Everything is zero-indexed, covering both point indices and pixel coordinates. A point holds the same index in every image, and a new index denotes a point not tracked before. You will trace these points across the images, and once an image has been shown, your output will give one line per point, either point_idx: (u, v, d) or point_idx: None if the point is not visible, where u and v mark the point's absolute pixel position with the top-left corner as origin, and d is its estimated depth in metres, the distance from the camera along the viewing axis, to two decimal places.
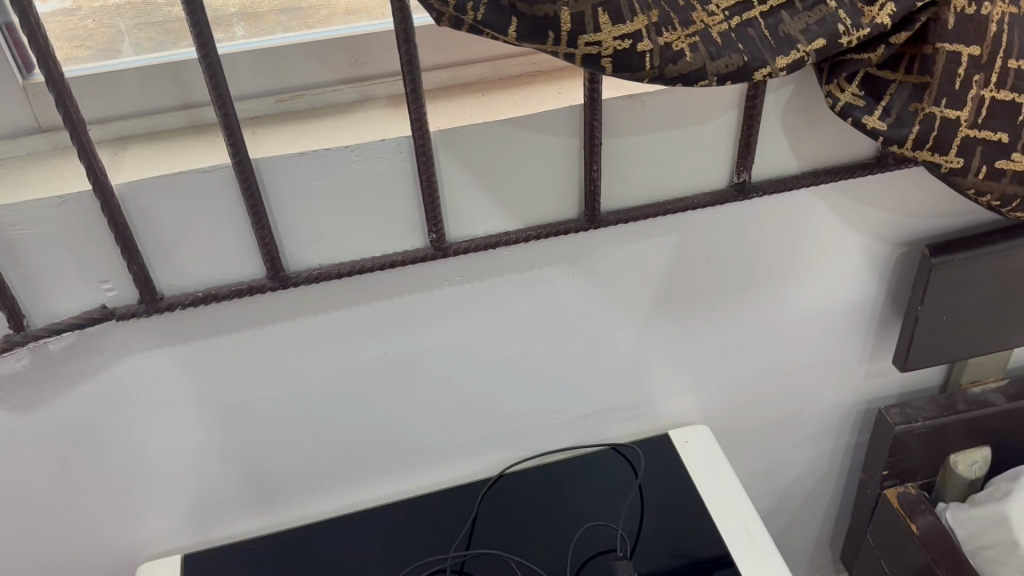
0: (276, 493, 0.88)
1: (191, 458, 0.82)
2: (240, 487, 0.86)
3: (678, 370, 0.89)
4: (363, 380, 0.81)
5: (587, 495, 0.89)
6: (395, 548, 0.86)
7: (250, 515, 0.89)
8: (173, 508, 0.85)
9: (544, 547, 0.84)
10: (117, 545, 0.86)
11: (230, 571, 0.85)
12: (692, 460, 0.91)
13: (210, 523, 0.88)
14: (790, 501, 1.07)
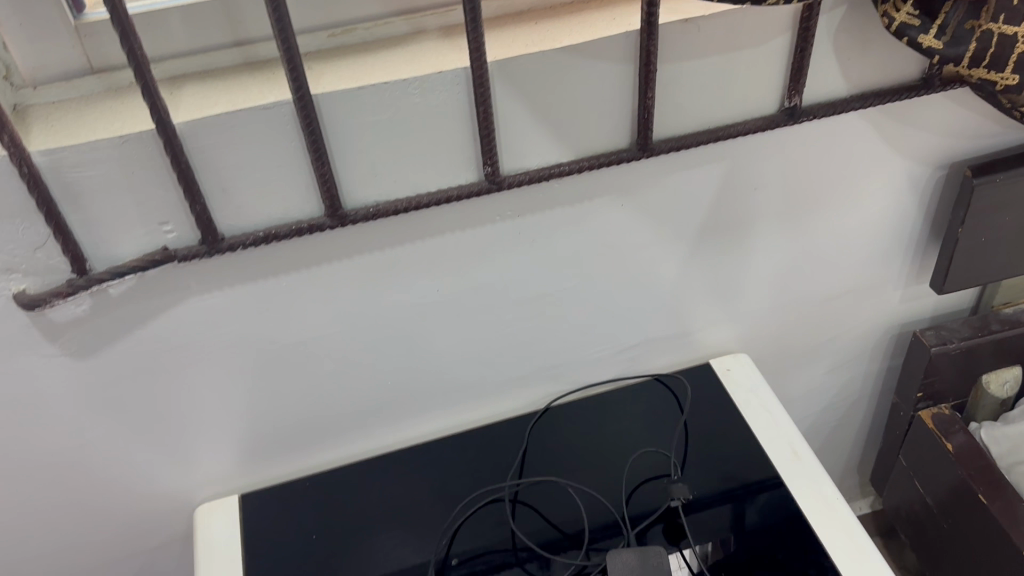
0: (329, 433, 0.89)
1: (247, 400, 0.83)
2: (294, 426, 0.87)
3: (721, 300, 0.91)
4: (415, 318, 0.82)
5: (635, 426, 0.92)
6: (451, 481, 0.89)
7: (303, 454, 0.90)
8: (229, 450, 0.86)
9: (598, 474, 0.88)
10: (175, 488, 0.87)
11: (291, 507, 0.88)
12: (736, 388, 0.93)
13: (265, 464, 0.89)
14: (823, 426, 1.10)
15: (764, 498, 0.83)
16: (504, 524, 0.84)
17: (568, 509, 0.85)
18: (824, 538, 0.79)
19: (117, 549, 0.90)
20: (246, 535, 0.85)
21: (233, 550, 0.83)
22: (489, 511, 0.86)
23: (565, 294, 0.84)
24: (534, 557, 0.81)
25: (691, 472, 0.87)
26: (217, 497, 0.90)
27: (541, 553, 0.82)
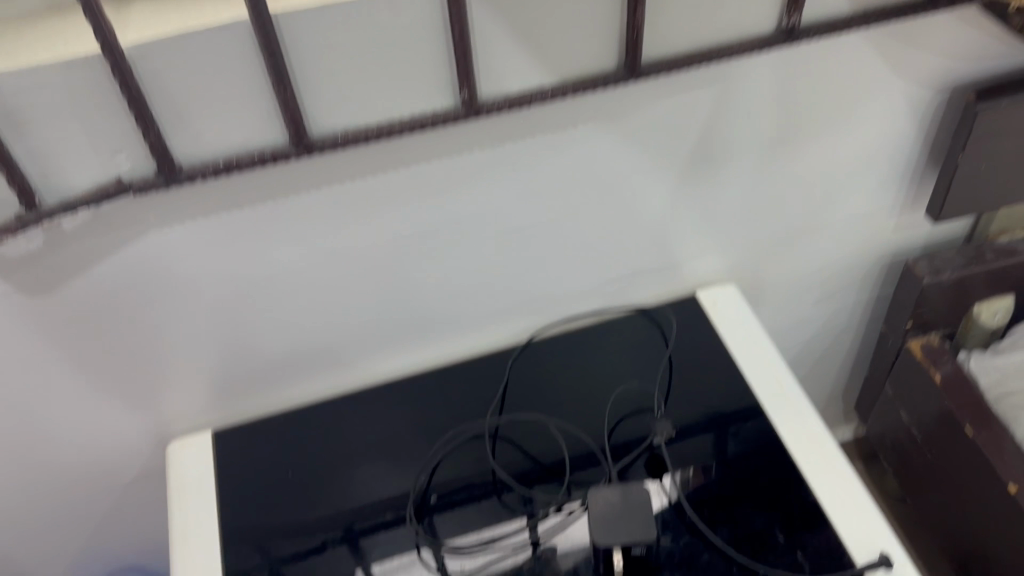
0: (304, 368, 0.87)
1: (218, 336, 0.80)
2: (268, 362, 0.84)
3: (709, 231, 0.87)
4: (391, 252, 0.78)
5: (618, 359, 0.90)
6: (431, 417, 0.87)
7: (278, 389, 0.88)
8: (201, 386, 0.84)
9: (580, 409, 0.86)
10: (147, 425, 0.85)
11: (267, 445, 0.86)
12: (722, 319, 0.91)
13: (239, 399, 0.87)
14: (809, 354, 1.09)
15: (748, 431, 0.82)
16: (485, 459, 0.83)
17: (550, 443, 0.84)
18: (803, 467, 0.78)
19: (91, 486, 0.88)
20: (224, 471, 0.84)
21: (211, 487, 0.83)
22: (468, 446, 0.84)
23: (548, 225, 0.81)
24: (514, 492, 0.80)
25: (676, 405, 0.86)
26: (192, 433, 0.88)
27: (522, 486, 0.81)
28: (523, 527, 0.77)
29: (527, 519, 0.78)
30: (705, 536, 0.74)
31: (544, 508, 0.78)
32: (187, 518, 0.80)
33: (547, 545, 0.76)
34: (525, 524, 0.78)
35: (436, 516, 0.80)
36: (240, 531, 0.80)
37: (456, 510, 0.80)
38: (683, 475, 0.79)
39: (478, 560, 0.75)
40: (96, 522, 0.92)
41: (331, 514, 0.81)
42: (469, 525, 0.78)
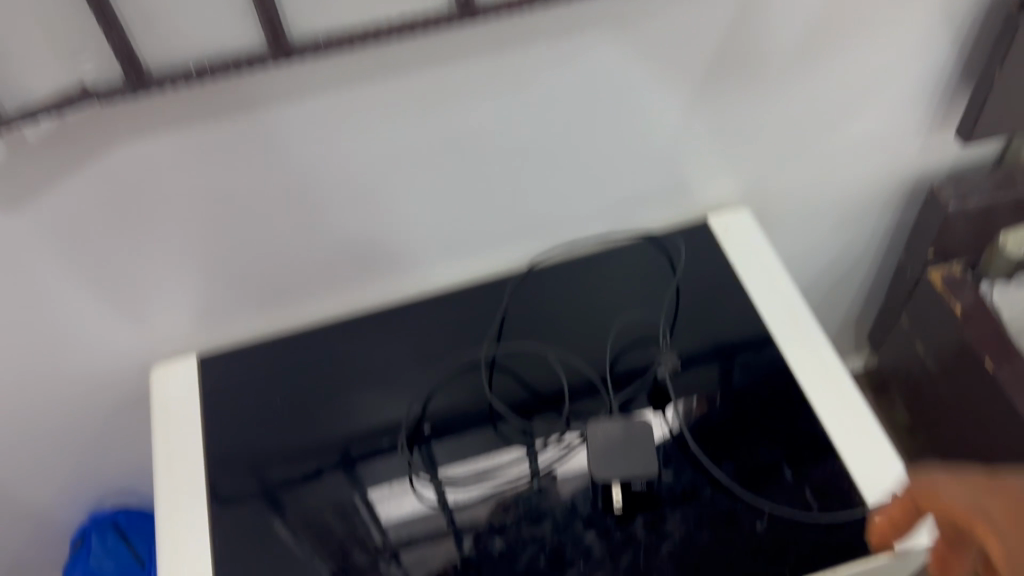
0: (293, 291, 0.83)
1: (200, 257, 0.76)
2: (254, 285, 0.80)
3: (723, 151, 0.82)
4: (382, 171, 0.73)
5: (623, 287, 0.85)
6: (427, 344, 0.84)
7: (266, 313, 0.84)
8: (185, 309, 0.80)
9: (581, 338, 0.82)
10: (130, 349, 0.82)
11: (255, 374, 0.83)
12: (732, 245, 0.86)
13: (225, 323, 0.83)
14: (822, 284, 1.04)
15: (757, 363, 0.78)
16: (482, 389, 0.80)
17: (548, 373, 0.80)
18: (811, 396, 0.75)
19: (75, 411, 0.85)
20: (210, 397, 0.81)
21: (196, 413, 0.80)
22: (464, 376, 0.81)
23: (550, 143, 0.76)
24: (513, 421, 0.77)
25: (682, 335, 0.82)
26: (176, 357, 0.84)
27: (521, 416, 0.77)
28: (524, 455, 0.74)
29: (528, 448, 0.75)
30: (708, 471, 0.71)
31: (545, 438, 0.75)
32: (171, 444, 0.78)
33: (551, 473, 0.73)
34: (525, 453, 0.75)
35: (434, 444, 0.76)
36: (227, 459, 0.77)
37: (452, 439, 0.77)
38: (688, 405, 0.76)
39: (474, 488, 0.73)
40: (81, 449, 0.90)
41: (321, 442, 0.78)
42: (467, 453, 0.75)
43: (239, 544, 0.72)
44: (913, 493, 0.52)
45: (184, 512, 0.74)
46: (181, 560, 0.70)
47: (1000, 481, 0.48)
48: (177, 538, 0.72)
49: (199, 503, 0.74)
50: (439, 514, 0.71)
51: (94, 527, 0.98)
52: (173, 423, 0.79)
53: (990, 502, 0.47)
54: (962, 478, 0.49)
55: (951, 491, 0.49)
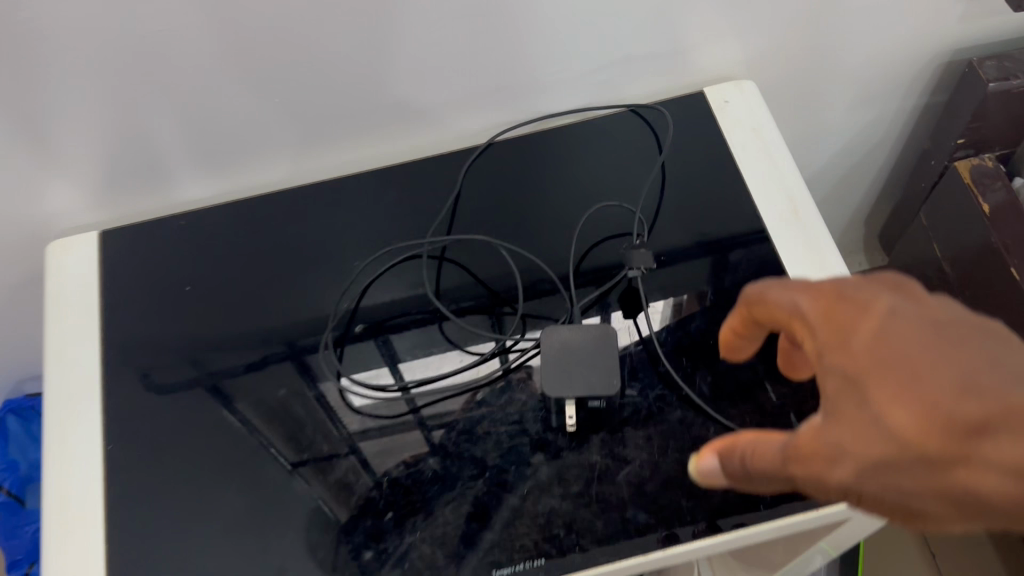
0: (211, 154, 0.72)
1: (90, 126, 0.65)
2: (161, 148, 0.70)
3: (722, 12, 0.68)
4: (296, 19, 0.60)
5: (599, 169, 0.74)
6: (371, 228, 0.75)
7: (185, 179, 0.75)
8: (88, 179, 0.71)
9: (543, 227, 0.72)
10: (34, 222, 0.73)
11: (170, 252, 0.75)
12: (732, 123, 0.74)
13: (133, 191, 0.74)
14: (834, 171, 0.92)
15: (749, 261, 0.67)
16: (435, 281, 0.71)
17: (503, 267, 0.71)
18: None
19: None
20: (118, 279, 0.73)
21: (107, 301, 0.72)
22: (408, 266, 0.72)
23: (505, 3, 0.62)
24: (476, 311, 0.68)
25: (664, 227, 0.71)
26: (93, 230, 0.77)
27: (482, 310, 0.69)
28: (494, 343, 0.66)
29: (495, 335, 0.67)
30: (682, 391, 0.61)
31: (510, 335, 0.66)
32: (62, 331, 0.70)
33: (525, 367, 0.65)
34: (494, 339, 0.66)
35: (391, 335, 0.68)
36: (128, 350, 0.69)
37: (406, 333, 0.68)
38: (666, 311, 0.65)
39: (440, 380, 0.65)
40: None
41: (243, 331, 0.71)
42: (431, 343, 0.68)
43: (134, 437, 0.65)
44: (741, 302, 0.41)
45: (76, 407, 0.66)
46: (69, 457, 0.63)
47: (832, 282, 0.35)
48: (67, 431, 0.65)
49: (95, 395, 0.67)
50: (403, 405, 0.64)
51: (11, 410, 0.92)
52: (67, 308, 0.72)
53: (811, 309, 0.34)
54: (786, 283, 0.37)
55: (774, 297, 0.37)
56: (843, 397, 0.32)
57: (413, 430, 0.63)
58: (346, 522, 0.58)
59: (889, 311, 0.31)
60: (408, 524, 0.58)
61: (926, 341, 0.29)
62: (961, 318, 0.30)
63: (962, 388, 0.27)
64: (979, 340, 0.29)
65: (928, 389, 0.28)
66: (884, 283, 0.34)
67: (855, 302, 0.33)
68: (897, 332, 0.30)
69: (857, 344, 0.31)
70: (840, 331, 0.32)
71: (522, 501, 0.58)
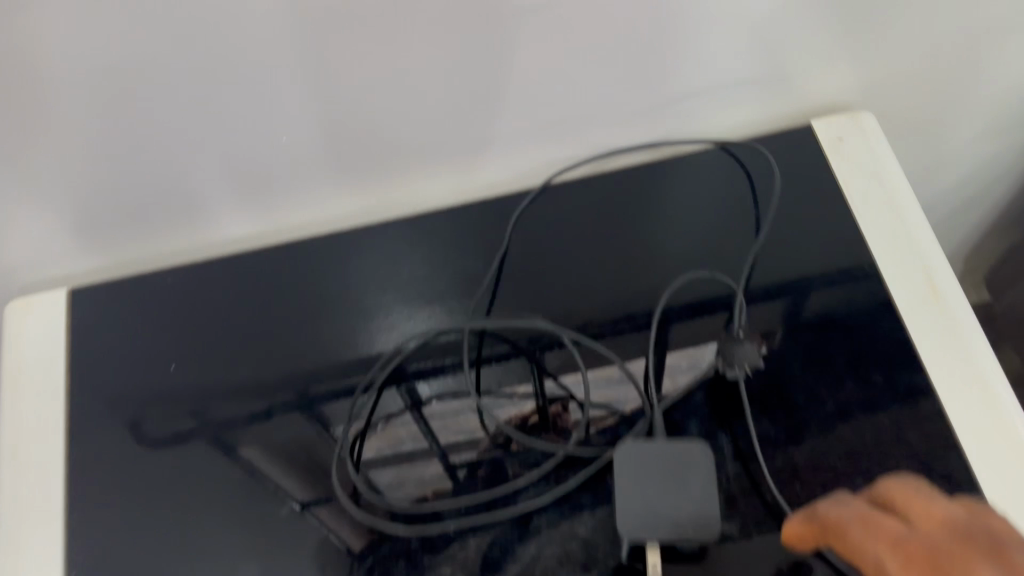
0: (207, 204, 0.63)
1: (63, 187, 0.58)
2: (146, 201, 0.61)
3: (817, 46, 0.56)
4: (281, 46, 0.50)
5: (672, 223, 0.65)
6: (408, 291, 0.67)
7: (186, 230, 0.66)
8: (104, 236, 0.65)
9: (605, 294, 0.63)
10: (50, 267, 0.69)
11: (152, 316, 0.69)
12: (846, 165, 0.63)
13: (149, 242, 0.67)
14: (951, 209, 0.79)
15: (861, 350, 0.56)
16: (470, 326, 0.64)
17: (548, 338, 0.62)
18: (951, 405, 0.52)
19: None
20: (133, 334, 0.68)
21: (121, 363, 0.67)
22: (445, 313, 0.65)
23: (551, 28, 0.52)
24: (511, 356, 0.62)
25: (756, 293, 0.60)
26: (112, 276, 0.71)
27: (518, 356, 0.62)
28: (530, 386, 0.60)
29: (532, 378, 0.60)
30: None
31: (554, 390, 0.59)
32: (22, 411, 0.65)
33: (559, 404, 0.59)
34: (530, 382, 0.60)
35: (419, 379, 0.62)
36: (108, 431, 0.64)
37: (436, 378, 0.62)
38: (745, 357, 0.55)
39: (470, 417, 0.60)
40: None
41: (269, 403, 0.64)
42: (460, 387, 0.62)
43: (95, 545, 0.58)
44: (834, 519, 0.42)
45: (86, 479, 0.62)
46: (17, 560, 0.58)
47: (929, 540, 0.38)
48: (14, 528, 0.60)
49: (50, 483, 0.61)
50: (425, 444, 0.59)
51: None
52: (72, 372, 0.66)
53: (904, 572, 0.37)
54: (890, 535, 0.39)
55: (874, 546, 0.39)
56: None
57: (435, 465, 0.58)
58: (357, 552, 0.54)
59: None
60: (423, 561, 0.53)
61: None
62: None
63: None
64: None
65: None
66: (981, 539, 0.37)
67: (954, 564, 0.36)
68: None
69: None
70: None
71: (548, 542, 0.52)
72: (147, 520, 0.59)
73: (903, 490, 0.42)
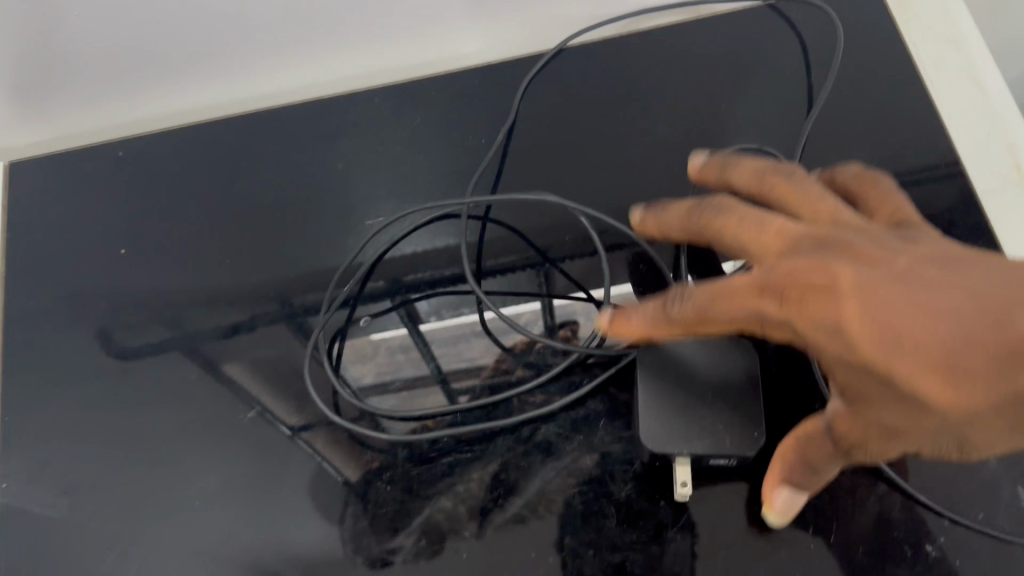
0: (190, 57, 0.59)
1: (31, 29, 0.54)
2: (124, 49, 0.57)
3: None
4: None
5: (714, 82, 0.58)
6: (408, 157, 0.60)
7: (175, 86, 0.62)
8: (88, 89, 0.61)
9: (636, 159, 0.56)
10: (31, 127, 0.64)
11: (137, 176, 0.64)
12: (920, 36, 0.57)
13: (135, 99, 0.62)
14: None
15: (933, 220, 0.50)
16: (472, 235, 0.57)
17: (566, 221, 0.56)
18: None
19: None
20: (108, 231, 0.62)
21: (96, 266, 0.61)
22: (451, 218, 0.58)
23: None
24: (517, 269, 0.55)
25: (812, 162, 0.54)
26: (85, 155, 0.65)
27: (523, 271, 0.54)
28: (538, 308, 0.53)
29: (541, 297, 0.53)
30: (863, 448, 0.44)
31: (564, 315, 0.52)
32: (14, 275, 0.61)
33: (568, 328, 0.52)
34: (539, 300, 0.53)
35: (414, 293, 0.55)
36: (97, 292, 0.60)
37: (433, 298, 0.55)
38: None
39: (473, 345, 0.52)
40: None
41: (252, 312, 0.57)
42: (460, 301, 0.54)
43: (84, 414, 0.55)
44: (705, 241, 0.41)
45: (78, 352, 0.57)
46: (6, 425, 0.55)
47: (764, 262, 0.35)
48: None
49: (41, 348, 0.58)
50: (423, 368, 0.52)
51: None
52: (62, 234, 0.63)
53: (761, 300, 0.34)
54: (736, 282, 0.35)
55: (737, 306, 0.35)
56: (851, 384, 0.32)
57: (435, 394, 0.51)
58: (354, 483, 0.48)
59: (846, 280, 0.31)
60: (417, 489, 0.47)
61: (887, 291, 0.30)
62: (897, 259, 0.31)
63: (970, 344, 0.28)
64: (929, 279, 0.30)
65: (919, 344, 0.29)
66: (815, 241, 0.34)
67: (810, 272, 0.32)
68: (863, 297, 0.30)
69: (818, 323, 0.31)
70: (805, 316, 0.32)
71: (557, 475, 0.46)
72: (119, 433, 0.53)
73: (733, 227, 0.38)
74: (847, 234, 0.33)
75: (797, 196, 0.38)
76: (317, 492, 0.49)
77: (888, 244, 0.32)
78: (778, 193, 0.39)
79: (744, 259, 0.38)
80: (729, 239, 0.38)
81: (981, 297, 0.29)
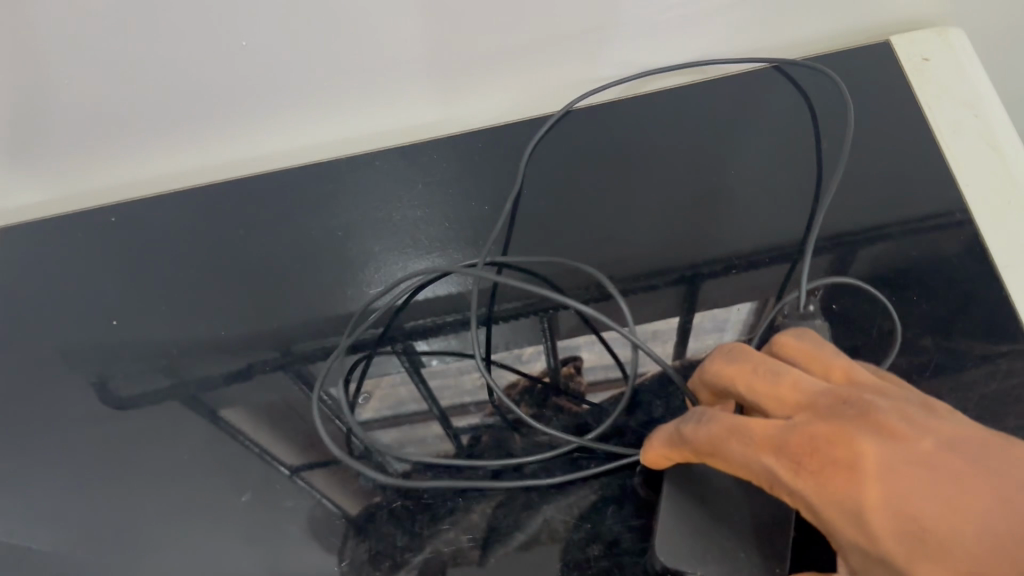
0: (192, 119, 0.57)
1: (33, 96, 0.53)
2: (125, 112, 0.56)
3: None
4: None
5: (724, 145, 0.57)
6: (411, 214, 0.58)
7: (178, 149, 0.61)
8: (91, 153, 0.60)
9: (645, 220, 0.55)
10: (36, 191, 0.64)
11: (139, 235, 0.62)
12: (933, 95, 0.56)
13: (140, 162, 0.61)
14: None
15: (951, 287, 0.48)
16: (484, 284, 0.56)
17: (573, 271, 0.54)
18: None
19: None
20: (105, 277, 0.61)
21: (93, 313, 0.60)
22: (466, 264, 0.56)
23: None
24: (521, 313, 0.53)
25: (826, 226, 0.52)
26: (88, 216, 0.64)
27: (528, 312, 0.53)
28: (541, 345, 0.52)
29: (544, 338, 0.52)
30: None
31: (567, 355, 0.51)
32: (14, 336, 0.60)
33: (571, 364, 0.51)
34: (542, 340, 0.52)
35: (416, 337, 0.54)
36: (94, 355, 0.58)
37: (434, 338, 0.54)
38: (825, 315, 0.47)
39: (474, 378, 0.51)
40: None
41: (249, 360, 0.55)
42: (463, 344, 0.53)
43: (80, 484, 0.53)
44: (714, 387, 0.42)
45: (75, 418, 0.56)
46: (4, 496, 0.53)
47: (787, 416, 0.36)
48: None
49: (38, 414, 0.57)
50: (423, 404, 0.51)
51: None
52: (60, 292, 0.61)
53: (778, 459, 0.35)
54: (756, 432, 0.36)
55: (754, 455, 0.36)
56: (865, 571, 0.33)
57: (434, 427, 0.50)
58: (353, 518, 0.46)
59: (872, 462, 0.32)
60: (421, 529, 0.45)
61: (915, 484, 0.31)
62: (921, 442, 0.32)
63: (998, 553, 0.29)
64: (954, 475, 0.31)
65: (945, 546, 0.30)
66: (837, 405, 0.35)
67: (833, 444, 0.33)
68: (887, 480, 0.32)
69: (835, 501, 0.33)
70: (823, 487, 0.33)
71: (560, 508, 0.45)
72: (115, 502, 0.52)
73: (748, 376, 0.39)
74: (869, 399, 0.35)
75: (814, 352, 0.39)
76: (313, 522, 0.47)
77: (913, 418, 0.33)
78: (789, 345, 0.40)
79: (758, 409, 0.39)
80: (741, 387, 0.39)
81: (1005, 509, 0.30)
